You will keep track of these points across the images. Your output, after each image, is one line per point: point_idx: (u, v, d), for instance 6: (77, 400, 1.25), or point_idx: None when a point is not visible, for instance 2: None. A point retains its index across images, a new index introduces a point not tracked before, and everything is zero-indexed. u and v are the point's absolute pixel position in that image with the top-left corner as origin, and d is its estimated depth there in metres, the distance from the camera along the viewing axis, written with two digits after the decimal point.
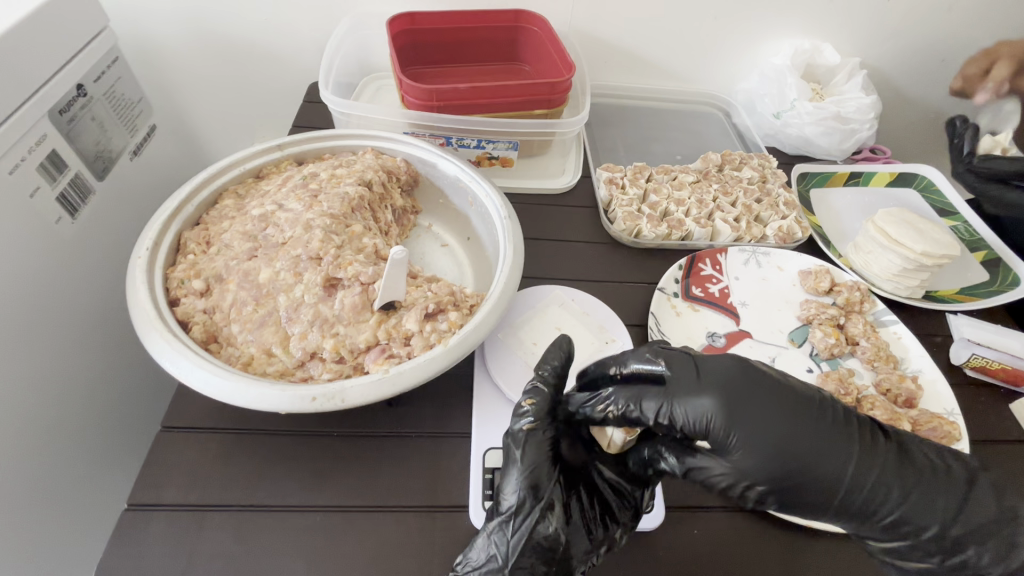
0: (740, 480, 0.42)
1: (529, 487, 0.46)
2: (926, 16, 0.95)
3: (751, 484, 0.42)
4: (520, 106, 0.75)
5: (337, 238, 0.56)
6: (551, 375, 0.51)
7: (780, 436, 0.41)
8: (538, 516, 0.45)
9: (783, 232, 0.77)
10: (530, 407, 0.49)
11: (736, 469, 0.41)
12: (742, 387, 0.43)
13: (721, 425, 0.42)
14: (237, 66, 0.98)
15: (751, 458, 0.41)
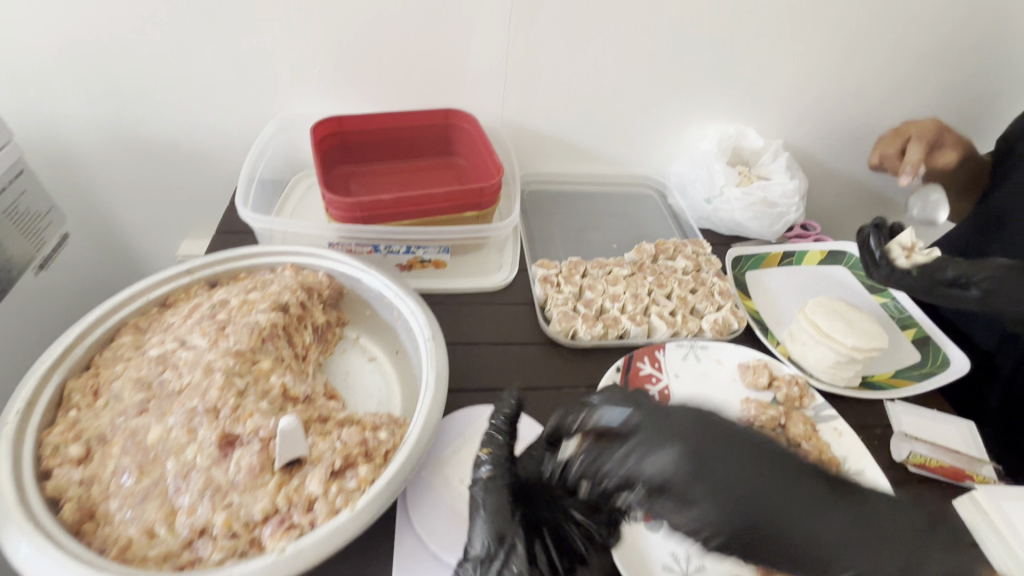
0: (696, 521, 0.39)
1: (493, 537, 0.45)
2: (838, 102, 1.00)
3: (706, 527, 0.39)
4: (449, 211, 0.75)
5: (240, 381, 0.52)
6: (504, 423, 0.52)
7: (744, 485, 0.38)
8: (505, 561, 0.44)
9: (719, 325, 0.77)
10: (486, 456, 0.50)
11: (698, 522, 0.39)
12: (706, 438, 0.41)
13: (685, 467, 0.39)
14: (161, 168, 0.95)
15: (709, 504, 0.38)
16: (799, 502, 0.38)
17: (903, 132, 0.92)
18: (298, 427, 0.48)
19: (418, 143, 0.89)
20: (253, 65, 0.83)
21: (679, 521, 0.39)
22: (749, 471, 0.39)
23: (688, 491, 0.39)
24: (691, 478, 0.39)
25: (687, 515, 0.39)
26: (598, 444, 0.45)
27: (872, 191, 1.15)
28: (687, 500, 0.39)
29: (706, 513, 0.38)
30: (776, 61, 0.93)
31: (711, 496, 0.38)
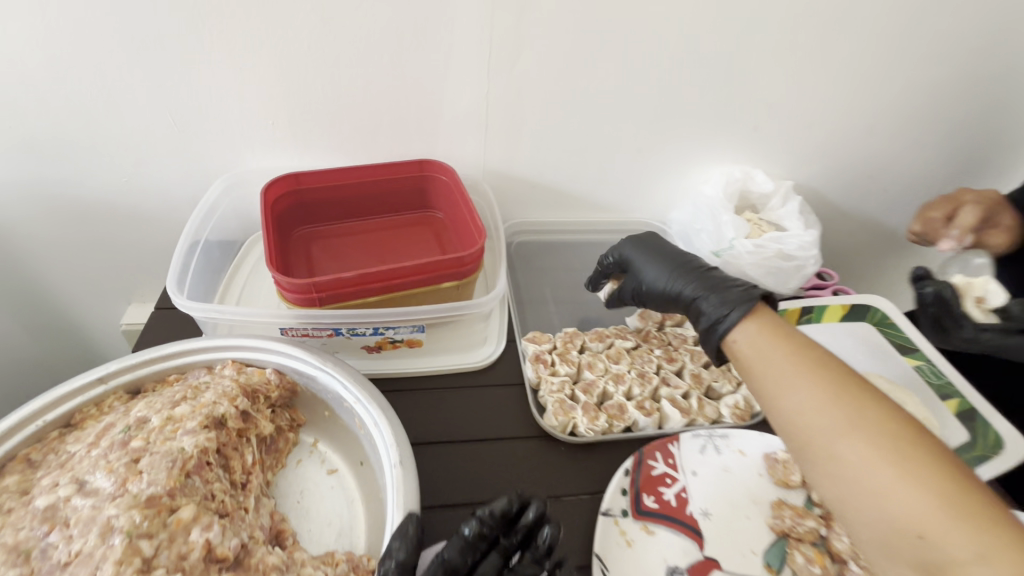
0: (686, 290, 0.62)
1: None
2: (853, 139, 0.91)
3: (693, 292, 0.61)
4: (424, 285, 0.65)
5: (148, 547, 0.40)
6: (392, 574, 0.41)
7: (696, 267, 0.64)
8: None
9: (740, 409, 0.67)
10: None
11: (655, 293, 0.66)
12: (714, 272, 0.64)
13: (668, 265, 0.66)
14: (97, 231, 0.83)
15: (684, 286, 0.62)
16: (716, 279, 0.61)
17: (957, 198, 0.84)
18: None
19: (389, 198, 0.79)
20: (195, 117, 0.72)
21: (686, 285, 0.62)
22: (691, 267, 0.64)
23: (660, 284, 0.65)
24: (716, 275, 0.62)
25: (656, 280, 0.66)
26: (622, 253, 0.72)
27: (887, 229, 1.06)
28: (699, 281, 0.61)
29: (706, 291, 0.60)
30: (787, 99, 0.84)
31: (707, 281, 0.61)
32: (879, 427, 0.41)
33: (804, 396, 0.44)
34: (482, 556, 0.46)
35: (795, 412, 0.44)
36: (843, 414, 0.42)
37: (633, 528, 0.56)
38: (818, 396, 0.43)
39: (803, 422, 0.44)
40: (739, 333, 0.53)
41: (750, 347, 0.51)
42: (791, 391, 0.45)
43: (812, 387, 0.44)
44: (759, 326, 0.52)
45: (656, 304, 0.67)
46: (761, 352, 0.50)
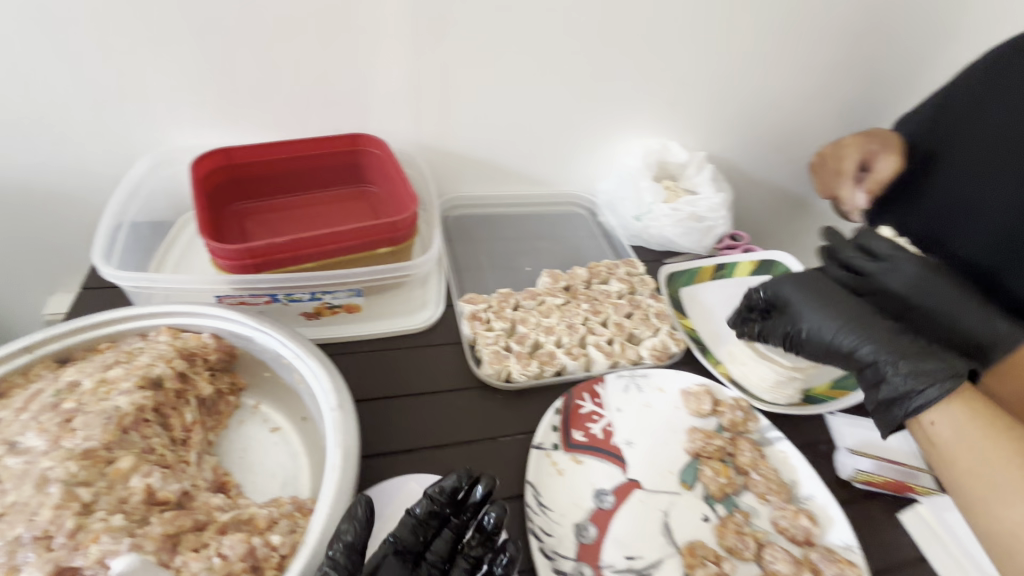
0: (859, 348, 0.58)
1: None
2: (757, 113, 1.01)
3: (870, 352, 0.57)
4: (359, 249, 0.67)
5: (85, 492, 0.41)
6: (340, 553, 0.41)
7: (844, 319, 0.59)
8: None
9: (658, 351, 0.73)
10: None
11: (817, 343, 0.61)
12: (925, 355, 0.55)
13: (844, 316, 0.60)
14: (12, 215, 0.80)
15: (864, 339, 0.58)
16: (875, 342, 0.57)
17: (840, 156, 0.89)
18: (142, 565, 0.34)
19: (324, 172, 0.80)
20: (117, 93, 0.70)
21: (868, 344, 0.57)
22: (854, 311, 0.60)
23: (829, 343, 0.60)
24: (893, 329, 0.58)
25: (828, 335, 0.60)
26: (782, 291, 0.65)
27: (792, 196, 1.18)
28: (886, 337, 0.57)
29: (892, 356, 0.56)
30: (696, 76, 0.92)
31: (889, 339, 0.57)
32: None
33: (995, 506, 0.51)
34: (436, 534, 0.49)
35: (975, 497, 0.52)
36: (1019, 459, 0.51)
37: (564, 459, 0.62)
38: (976, 436, 0.53)
39: (995, 532, 0.50)
40: (940, 417, 0.55)
41: (955, 434, 0.54)
42: (960, 457, 0.53)
43: (998, 488, 0.51)
44: (960, 412, 0.54)
45: (815, 356, 0.62)
46: (957, 431, 0.54)
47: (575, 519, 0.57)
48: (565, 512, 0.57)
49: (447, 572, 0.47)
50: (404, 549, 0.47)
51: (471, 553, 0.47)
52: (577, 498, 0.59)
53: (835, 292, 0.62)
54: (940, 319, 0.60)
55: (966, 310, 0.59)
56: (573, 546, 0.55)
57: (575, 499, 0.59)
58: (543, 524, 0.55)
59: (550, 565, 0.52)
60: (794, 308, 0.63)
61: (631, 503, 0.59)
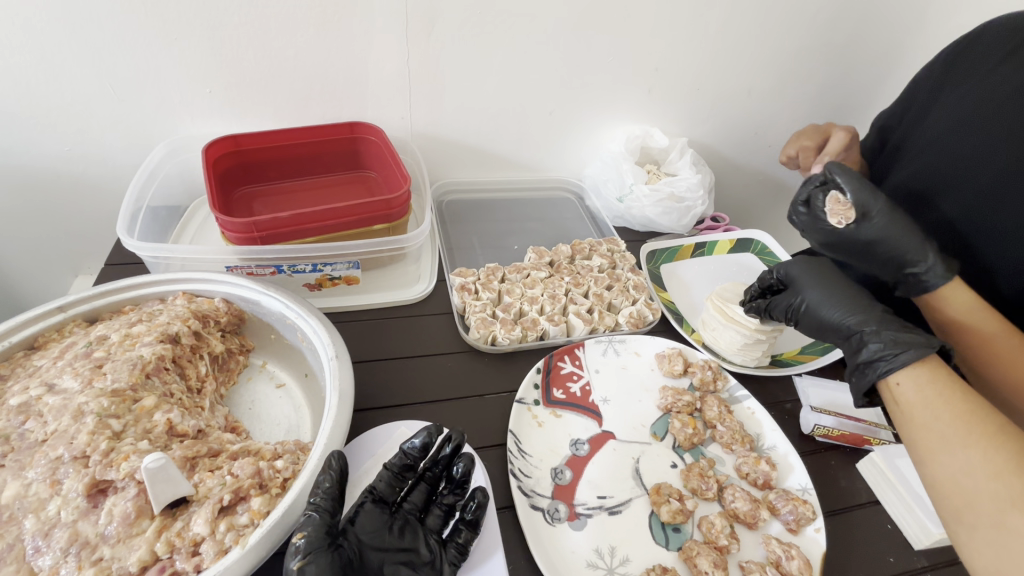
0: (848, 321, 0.60)
1: None
2: (735, 100, 1.06)
3: (858, 324, 0.58)
4: (356, 224, 0.73)
5: (116, 423, 0.48)
6: (322, 499, 0.45)
7: (845, 297, 0.62)
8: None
9: (634, 318, 0.79)
10: (300, 540, 0.42)
11: (816, 317, 0.63)
12: (902, 328, 0.57)
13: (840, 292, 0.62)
14: (42, 200, 0.87)
15: (852, 313, 0.60)
16: (868, 317, 0.59)
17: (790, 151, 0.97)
18: (167, 467, 0.41)
19: (324, 158, 0.87)
20: (135, 85, 0.77)
21: (859, 317, 0.59)
22: (853, 294, 0.62)
23: (827, 318, 0.62)
24: (885, 314, 0.60)
25: (824, 312, 0.62)
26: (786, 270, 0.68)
27: (773, 181, 1.23)
28: (876, 316, 0.59)
29: (877, 327, 0.57)
30: (674, 65, 0.97)
31: (879, 318, 0.58)
32: (982, 432, 0.47)
33: (944, 456, 0.48)
34: (412, 487, 0.53)
35: (932, 459, 0.49)
36: (982, 425, 0.47)
37: (545, 414, 0.67)
38: (932, 394, 0.51)
39: (943, 485, 0.48)
40: (905, 378, 0.53)
41: (916, 391, 0.52)
42: (917, 414, 0.51)
43: (948, 441, 0.48)
44: (924, 371, 0.52)
45: (812, 331, 0.64)
46: (920, 393, 0.52)
47: (552, 464, 0.62)
48: (543, 458, 0.63)
49: (422, 520, 0.52)
50: (384, 497, 0.51)
51: (443, 502, 0.53)
52: (555, 446, 0.64)
53: (837, 278, 0.64)
54: (883, 249, 0.65)
55: (910, 238, 0.64)
56: (549, 486, 0.60)
57: (554, 446, 0.64)
58: (521, 471, 0.60)
59: (527, 501, 0.58)
60: (796, 284, 0.66)
61: (605, 451, 0.65)
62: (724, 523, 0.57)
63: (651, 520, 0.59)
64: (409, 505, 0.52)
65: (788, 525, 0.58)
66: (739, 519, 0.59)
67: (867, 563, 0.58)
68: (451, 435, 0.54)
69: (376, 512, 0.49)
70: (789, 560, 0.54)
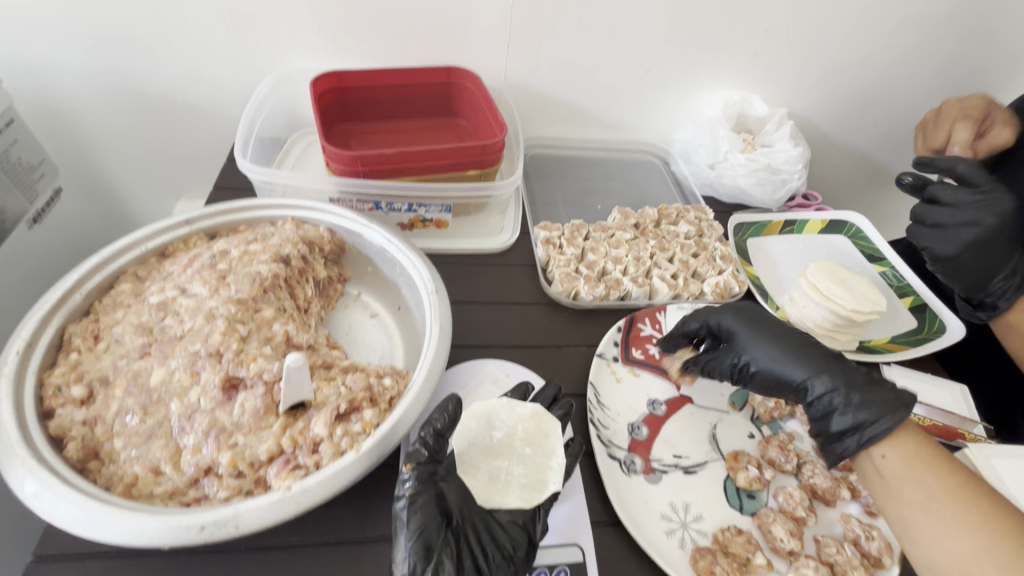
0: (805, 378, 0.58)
1: (414, 551, 0.43)
2: (847, 70, 0.99)
3: (826, 384, 0.56)
4: (451, 168, 0.74)
5: (243, 327, 0.52)
6: (429, 435, 0.50)
7: (803, 352, 0.59)
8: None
9: (721, 288, 0.77)
10: (410, 472, 0.47)
11: (750, 356, 0.62)
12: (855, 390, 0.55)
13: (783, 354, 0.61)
14: (157, 124, 0.92)
15: (826, 371, 0.57)
16: (842, 379, 0.56)
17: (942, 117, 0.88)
18: (303, 366, 0.46)
19: (418, 101, 0.87)
20: (248, 16, 0.79)
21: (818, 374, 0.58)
22: (825, 351, 0.59)
23: (774, 362, 0.60)
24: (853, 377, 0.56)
25: (768, 363, 0.60)
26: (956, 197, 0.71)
27: (875, 162, 1.15)
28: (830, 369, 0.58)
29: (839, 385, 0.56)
30: (787, 27, 0.91)
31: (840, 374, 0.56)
32: (975, 520, 0.45)
33: (942, 536, 0.45)
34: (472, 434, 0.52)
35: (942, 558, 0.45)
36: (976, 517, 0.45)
37: (522, 413, 0.54)
38: (913, 469, 0.49)
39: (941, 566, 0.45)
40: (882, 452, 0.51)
41: (899, 467, 0.50)
42: (906, 490, 0.49)
43: (944, 526, 0.45)
44: (906, 450, 0.50)
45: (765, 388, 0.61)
46: (902, 468, 0.49)
47: (525, 476, 0.50)
48: (509, 467, 0.51)
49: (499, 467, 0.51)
50: (423, 474, 0.47)
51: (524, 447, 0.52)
52: (529, 454, 0.51)
53: (775, 330, 0.62)
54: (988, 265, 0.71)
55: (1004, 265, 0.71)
56: (626, 439, 0.61)
57: (528, 453, 0.51)
58: (483, 479, 0.50)
59: (606, 450, 0.59)
60: (734, 336, 0.64)
61: (683, 414, 0.65)
62: (803, 495, 0.57)
63: (727, 485, 0.59)
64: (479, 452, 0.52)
65: (867, 507, 0.58)
66: (817, 495, 0.59)
67: None
68: (448, 400, 0.52)
69: (424, 492, 0.46)
70: (869, 540, 0.54)
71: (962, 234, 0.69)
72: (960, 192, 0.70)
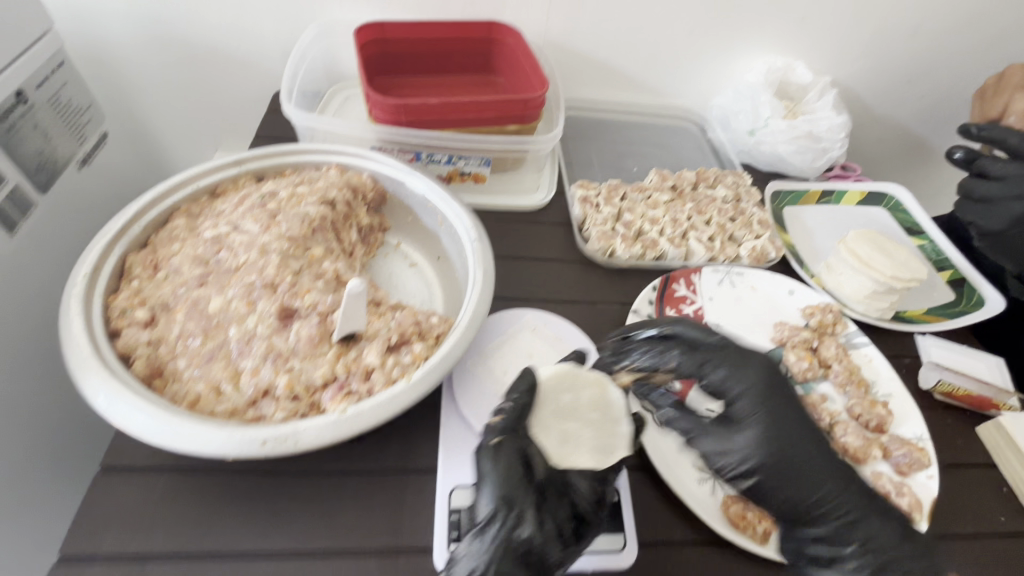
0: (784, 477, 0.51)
1: (500, 498, 0.44)
2: (897, 38, 0.96)
3: (818, 498, 0.50)
4: (492, 122, 0.74)
5: (295, 263, 0.53)
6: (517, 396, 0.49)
7: (805, 451, 0.51)
8: (513, 523, 0.44)
9: (757, 253, 0.76)
10: (496, 423, 0.48)
11: (750, 440, 0.51)
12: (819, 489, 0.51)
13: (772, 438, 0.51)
14: (199, 74, 0.93)
15: (822, 482, 0.51)
16: (838, 496, 0.50)
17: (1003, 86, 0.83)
18: (364, 295, 0.47)
19: (458, 56, 0.87)
20: None
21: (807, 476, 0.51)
22: (827, 453, 0.53)
23: (773, 452, 0.51)
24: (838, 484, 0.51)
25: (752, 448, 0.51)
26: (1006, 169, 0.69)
27: (917, 137, 1.11)
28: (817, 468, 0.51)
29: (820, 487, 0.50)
30: None
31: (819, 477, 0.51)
32: None
33: None
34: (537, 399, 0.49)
35: None
36: None
37: (586, 378, 0.50)
38: None
39: None
40: None
41: None
42: None
43: None
44: None
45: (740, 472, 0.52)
46: None
47: (595, 439, 0.46)
48: (576, 435, 0.47)
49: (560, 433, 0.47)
50: (510, 428, 0.47)
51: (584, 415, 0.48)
52: (597, 418, 0.47)
53: (786, 416, 0.53)
54: None
55: None
56: None
57: (595, 417, 0.47)
58: (553, 441, 0.47)
59: None
60: (741, 409, 0.53)
61: None
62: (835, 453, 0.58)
63: None
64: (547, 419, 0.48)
65: (898, 467, 0.59)
66: (847, 454, 0.59)
67: (975, 518, 0.58)
68: (525, 375, 0.50)
69: (510, 444, 0.46)
70: (898, 497, 0.55)
71: (1010, 208, 0.68)
72: (1012, 165, 0.68)
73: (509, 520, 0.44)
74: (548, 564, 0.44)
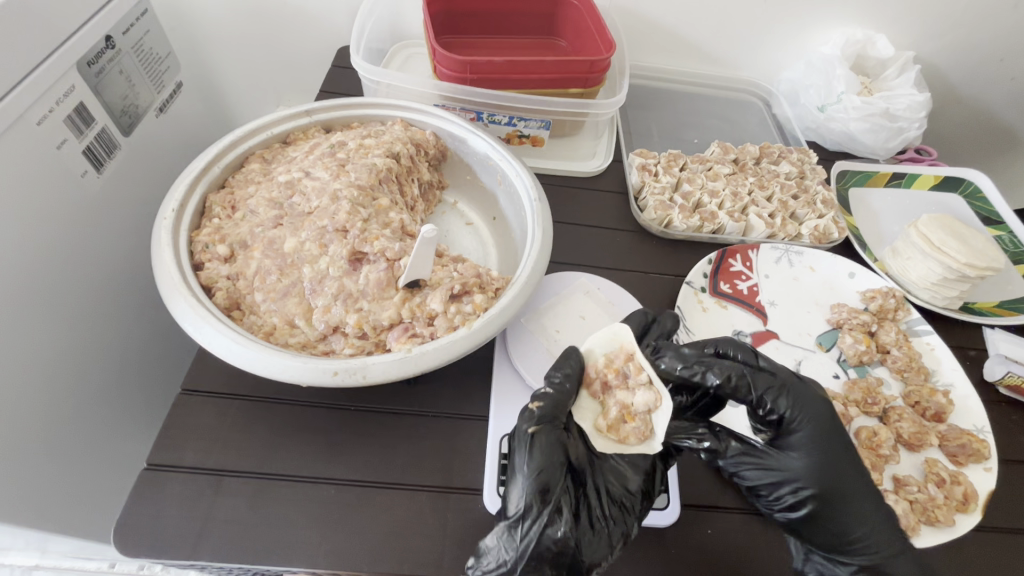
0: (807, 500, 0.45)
1: (534, 491, 0.41)
2: (997, 11, 0.88)
3: (863, 532, 0.45)
4: (556, 83, 0.73)
5: (363, 211, 0.55)
6: (560, 381, 0.48)
7: (851, 481, 0.46)
8: (547, 520, 0.41)
9: (819, 232, 0.74)
10: (536, 409, 0.46)
11: (799, 468, 0.46)
12: (847, 529, 0.45)
13: (832, 461, 0.45)
14: (266, 29, 0.95)
15: (864, 520, 0.45)
16: (877, 532, 0.45)
17: None
18: (435, 241, 0.48)
19: (521, 16, 0.86)
20: None
21: (849, 505, 0.45)
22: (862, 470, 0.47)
23: (825, 482, 0.45)
24: (870, 519, 0.45)
25: (800, 468, 0.46)
26: None
27: (1004, 121, 1.04)
28: (860, 496, 0.45)
29: (851, 519, 0.45)
30: None
31: (858, 507, 0.45)
32: None
33: None
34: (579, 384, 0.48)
35: None
36: None
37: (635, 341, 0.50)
38: None
39: None
40: None
41: None
42: None
43: None
44: None
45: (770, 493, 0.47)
46: None
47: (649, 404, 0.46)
48: (613, 421, 0.47)
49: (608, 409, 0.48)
50: (547, 417, 0.45)
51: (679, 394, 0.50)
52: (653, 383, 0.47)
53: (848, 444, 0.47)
54: None
55: None
56: None
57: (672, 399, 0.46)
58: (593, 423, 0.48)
59: None
60: (799, 440, 0.46)
61: (766, 347, 0.66)
62: (889, 435, 0.57)
63: None
64: (588, 408, 0.49)
65: (954, 457, 0.57)
66: (901, 439, 0.58)
67: None
68: (570, 354, 0.49)
69: (548, 434, 0.44)
70: (953, 485, 0.53)
71: None
72: None
73: (544, 518, 0.41)
74: (582, 564, 0.42)
